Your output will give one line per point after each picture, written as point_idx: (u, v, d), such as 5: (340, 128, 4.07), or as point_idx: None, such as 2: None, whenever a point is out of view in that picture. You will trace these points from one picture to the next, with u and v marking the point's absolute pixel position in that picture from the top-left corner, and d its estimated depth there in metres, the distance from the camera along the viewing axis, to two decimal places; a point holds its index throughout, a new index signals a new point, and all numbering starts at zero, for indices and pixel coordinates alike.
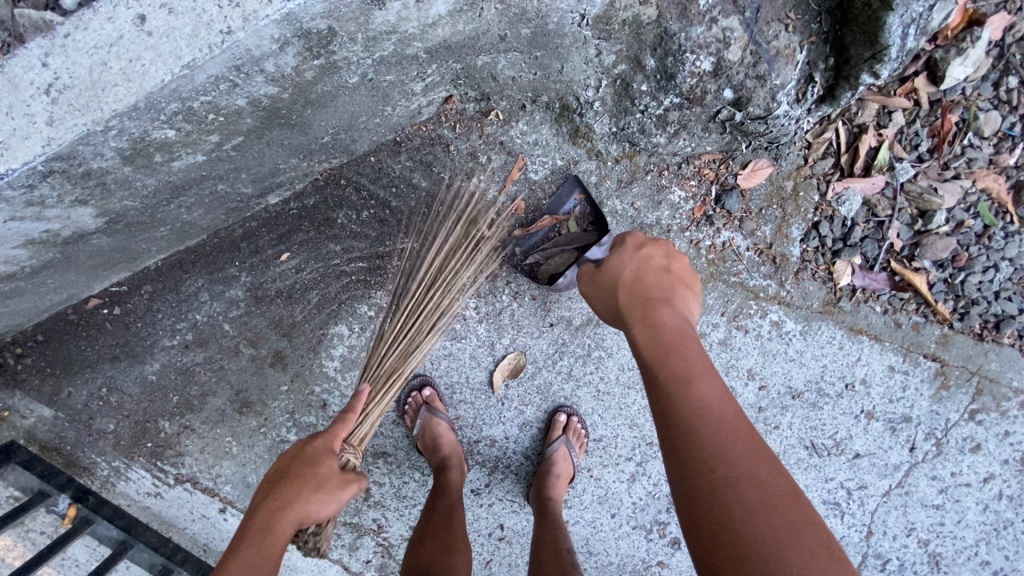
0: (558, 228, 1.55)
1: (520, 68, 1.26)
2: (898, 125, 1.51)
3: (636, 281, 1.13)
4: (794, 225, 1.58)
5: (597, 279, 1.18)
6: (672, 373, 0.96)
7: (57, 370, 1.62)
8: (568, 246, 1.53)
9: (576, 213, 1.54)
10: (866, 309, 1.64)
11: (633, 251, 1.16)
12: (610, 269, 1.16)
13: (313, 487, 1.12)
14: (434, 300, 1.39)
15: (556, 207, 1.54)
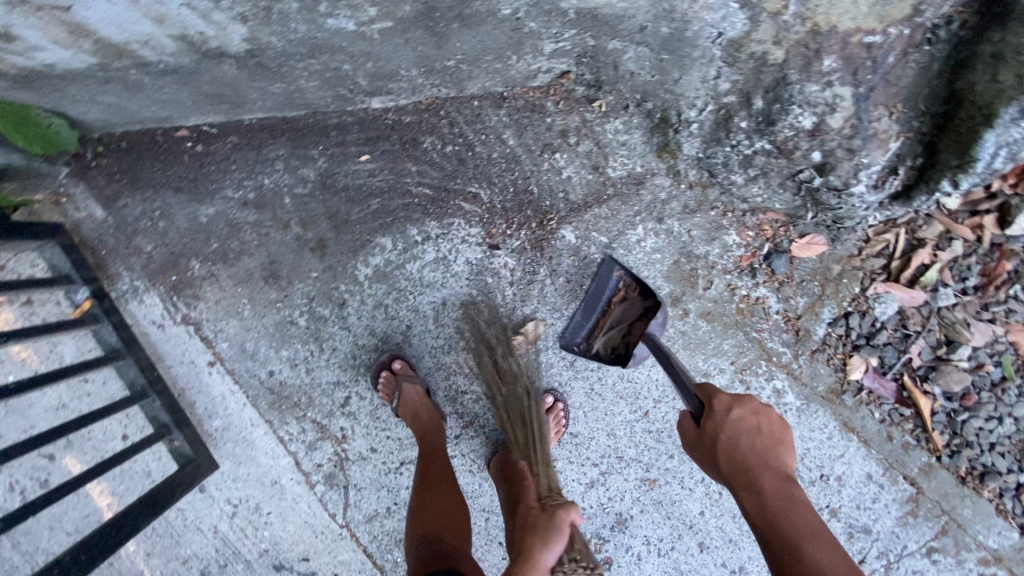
0: (612, 304, 1.64)
1: (643, 65, 1.36)
2: (956, 253, 1.58)
3: (739, 453, 1.09)
4: (826, 307, 1.63)
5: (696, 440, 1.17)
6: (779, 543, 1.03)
7: (124, 180, 1.73)
8: (626, 323, 1.61)
9: (627, 286, 1.61)
10: (865, 411, 1.68)
11: (722, 421, 1.11)
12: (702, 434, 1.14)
13: (540, 519, 1.22)
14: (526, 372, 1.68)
15: (607, 283, 1.63)
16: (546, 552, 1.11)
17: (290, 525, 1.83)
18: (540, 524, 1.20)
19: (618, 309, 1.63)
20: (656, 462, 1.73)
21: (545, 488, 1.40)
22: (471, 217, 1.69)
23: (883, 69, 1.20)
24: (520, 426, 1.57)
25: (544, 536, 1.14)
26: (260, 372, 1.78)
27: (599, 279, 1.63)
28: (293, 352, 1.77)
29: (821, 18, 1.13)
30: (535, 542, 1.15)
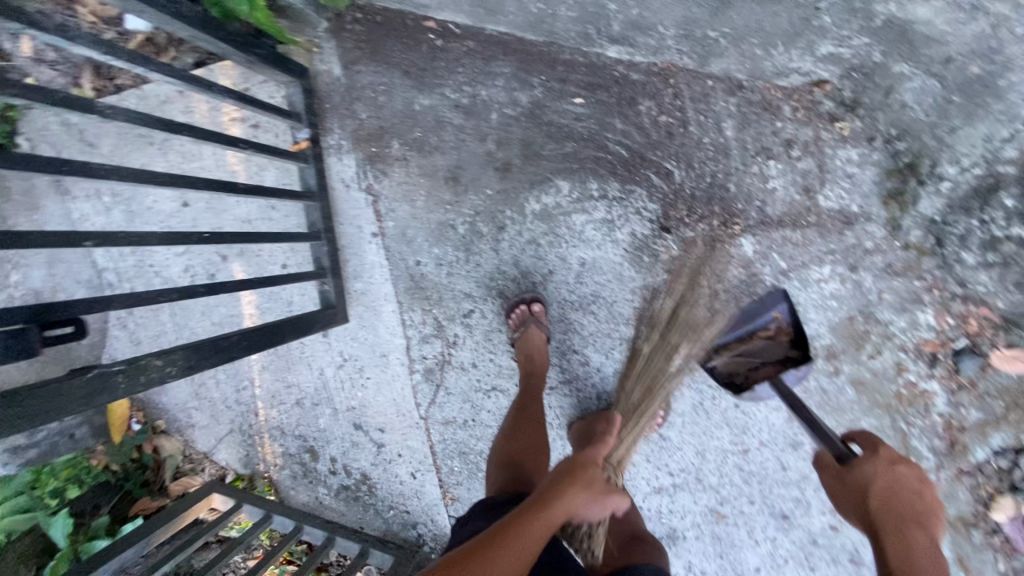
0: (754, 336, 1.50)
1: (922, 103, 1.28)
2: None
3: (890, 503, 1.08)
4: (999, 433, 1.43)
5: (841, 479, 1.14)
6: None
7: (367, 50, 1.90)
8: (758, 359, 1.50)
9: (781, 328, 1.49)
10: (992, 558, 1.48)
11: (883, 465, 1.11)
12: (856, 470, 1.11)
13: (598, 482, 1.17)
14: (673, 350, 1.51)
15: (764, 314, 1.50)
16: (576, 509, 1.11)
17: (380, 396, 2.02)
18: (592, 483, 1.15)
19: (766, 345, 1.49)
20: (733, 499, 1.67)
21: (615, 459, 1.40)
22: (654, 192, 1.67)
23: None
24: (638, 386, 1.52)
25: (587, 498, 1.13)
26: (409, 258, 1.94)
27: (761, 308, 1.50)
28: (443, 252, 1.90)
29: None
30: (576, 494, 1.12)
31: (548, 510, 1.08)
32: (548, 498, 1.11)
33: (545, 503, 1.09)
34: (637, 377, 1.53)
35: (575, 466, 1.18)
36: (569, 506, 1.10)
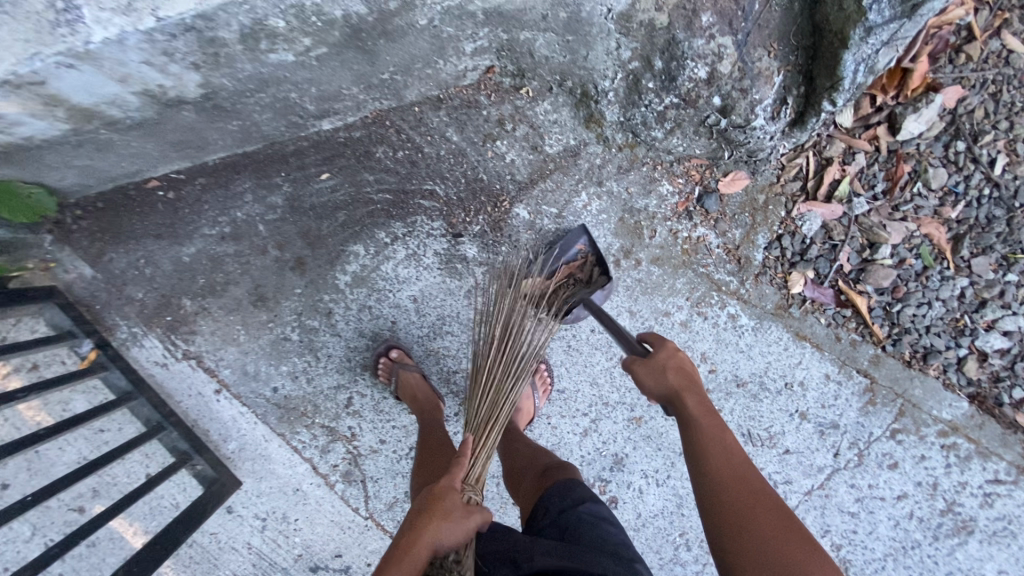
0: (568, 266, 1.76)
1: (554, 49, 1.54)
2: (861, 165, 1.79)
3: (686, 379, 1.32)
4: (760, 233, 1.83)
5: (650, 367, 1.33)
6: (716, 443, 1.21)
7: (106, 236, 1.82)
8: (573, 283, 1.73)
9: (585, 262, 1.76)
10: (813, 319, 1.87)
11: (677, 353, 1.36)
12: (657, 360, 1.34)
13: (461, 508, 1.15)
14: (521, 322, 1.57)
15: (567, 250, 1.76)
16: (437, 539, 1.07)
17: (318, 527, 1.95)
18: (451, 514, 1.12)
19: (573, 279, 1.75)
20: (639, 401, 1.91)
21: (473, 477, 1.36)
22: (432, 212, 1.85)
23: (752, 16, 1.40)
24: (489, 394, 1.50)
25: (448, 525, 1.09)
26: (265, 390, 1.91)
27: (563, 244, 1.76)
28: (292, 365, 1.90)
29: None
30: (436, 527, 1.09)
31: (405, 546, 1.05)
32: (410, 534, 1.07)
33: (411, 526, 1.09)
34: (487, 384, 1.52)
35: (433, 499, 1.15)
36: (419, 540, 1.06)
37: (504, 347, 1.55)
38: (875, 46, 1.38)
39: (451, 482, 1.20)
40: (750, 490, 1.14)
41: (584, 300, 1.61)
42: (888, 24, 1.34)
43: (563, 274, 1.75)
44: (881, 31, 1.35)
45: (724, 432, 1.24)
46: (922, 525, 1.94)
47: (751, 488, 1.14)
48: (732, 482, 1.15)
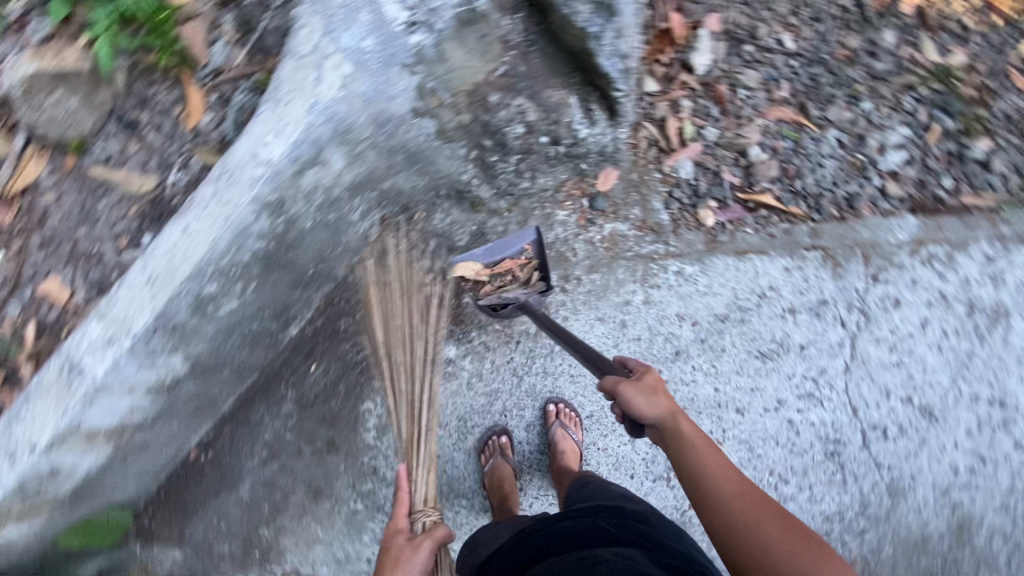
0: (510, 260, 1.98)
1: (413, 179, 1.88)
2: (689, 107, 2.09)
3: (670, 402, 1.36)
4: (654, 200, 2.09)
5: (639, 390, 1.35)
6: (717, 464, 1.26)
7: (178, 517, 2.08)
8: (518, 283, 1.99)
9: (528, 263, 1.99)
10: (742, 234, 2.08)
11: (654, 374, 1.41)
12: (644, 385, 1.36)
13: (407, 546, 1.58)
14: (410, 341, 1.85)
15: (513, 249, 1.97)
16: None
17: None
18: (402, 552, 1.56)
19: (511, 275, 1.99)
20: None
21: (421, 497, 1.72)
22: None
23: (524, 74, 1.76)
24: (404, 417, 1.80)
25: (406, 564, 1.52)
26: (362, 563, 2.08)
27: (512, 241, 1.96)
28: (372, 530, 2.09)
29: (465, 84, 1.68)
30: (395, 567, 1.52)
31: None
32: None
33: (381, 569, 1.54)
34: (397, 398, 1.81)
35: (388, 547, 1.59)
36: None
37: (400, 376, 1.82)
38: (611, 43, 1.66)
39: (399, 525, 1.65)
40: (757, 508, 1.19)
41: (522, 305, 1.89)
42: (607, 26, 1.62)
43: (504, 266, 1.99)
44: (608, 32, 1.63)
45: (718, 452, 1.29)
46: (963, 335, 2.04)
47: (760, 507, 1.20)
48: (741, 503, 1.20)
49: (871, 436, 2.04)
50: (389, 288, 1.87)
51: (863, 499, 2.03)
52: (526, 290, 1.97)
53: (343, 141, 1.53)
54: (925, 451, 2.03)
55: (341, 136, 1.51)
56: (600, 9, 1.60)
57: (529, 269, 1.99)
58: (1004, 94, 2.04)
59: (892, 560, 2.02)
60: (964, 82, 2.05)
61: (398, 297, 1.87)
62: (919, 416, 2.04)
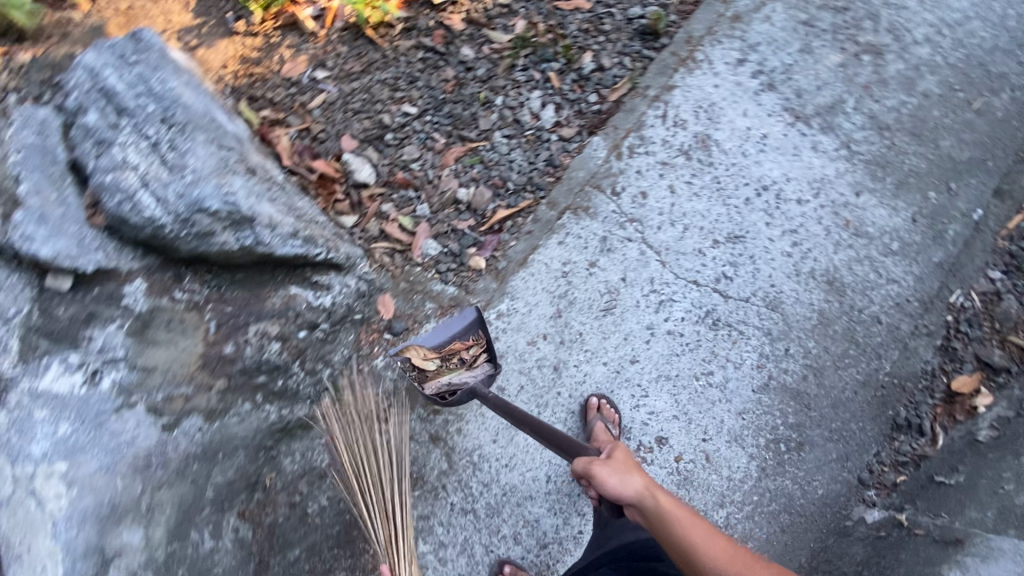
0: (454, 346, 1.99)
1: (228, 466, 1.74)
2: (391, 206, 2.26)
3: (644, 478, 1.60)
4: (433, 286, 2.20)
5: (614, 469, 1.58)
6: (700, 535, 1.48)
7: None
8: (464, 364, 1.98)
9: (477, 344, 1.99)
10: (512, 248, 2.27)
11: (622, 450, 1.65)
12: (618, 465, 1.60)
13: None
14: (367, 440, 1.85)
15: (458, 332, 1.98)
16: None
17: None
18: None
19: (459, 356, 1.98)
20: (564, 402, 2.16)
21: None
22: None
23: (236, 309, 1.73)
24: (376, 511, 1.79)
25: None
26: None
27: (460, 326, 1.98)
28: None
29: (190, 366, 1.63)
30: None
31: None
32: None
33: None
34: (370, 489, 1.81)
35: None
36: None
37: (366, 487, 1.81)
38: (275, 240, 1.71)
39: None
40: (741, 560, 1.46)
41: (472, 390, 1.86)
42: (256, 235, 1.67)
43: (450, 350, 1.99)
44: (262, 237, 1.68)
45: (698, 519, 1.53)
46: (700, 174, 2.38)
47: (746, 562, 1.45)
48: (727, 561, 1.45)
49: (722, 287, 2.27)
50: (333, 408, 1.88)
51: (763, 330, 2.23)
52: (470, 372, 1.95)
53: (116, 514, 1.50)
54: (759, 262, 2.30)
55: (110, 512, 1.49)
56: (240, 228, 1.63)
57: (479, 351, 1.99)
58: (563, 28, 2.54)
59: (820, 347, 2.23)
60: (536, 43, 2.51)
61: (347, 412, 1.87)
62: (731, 244, 2.31)
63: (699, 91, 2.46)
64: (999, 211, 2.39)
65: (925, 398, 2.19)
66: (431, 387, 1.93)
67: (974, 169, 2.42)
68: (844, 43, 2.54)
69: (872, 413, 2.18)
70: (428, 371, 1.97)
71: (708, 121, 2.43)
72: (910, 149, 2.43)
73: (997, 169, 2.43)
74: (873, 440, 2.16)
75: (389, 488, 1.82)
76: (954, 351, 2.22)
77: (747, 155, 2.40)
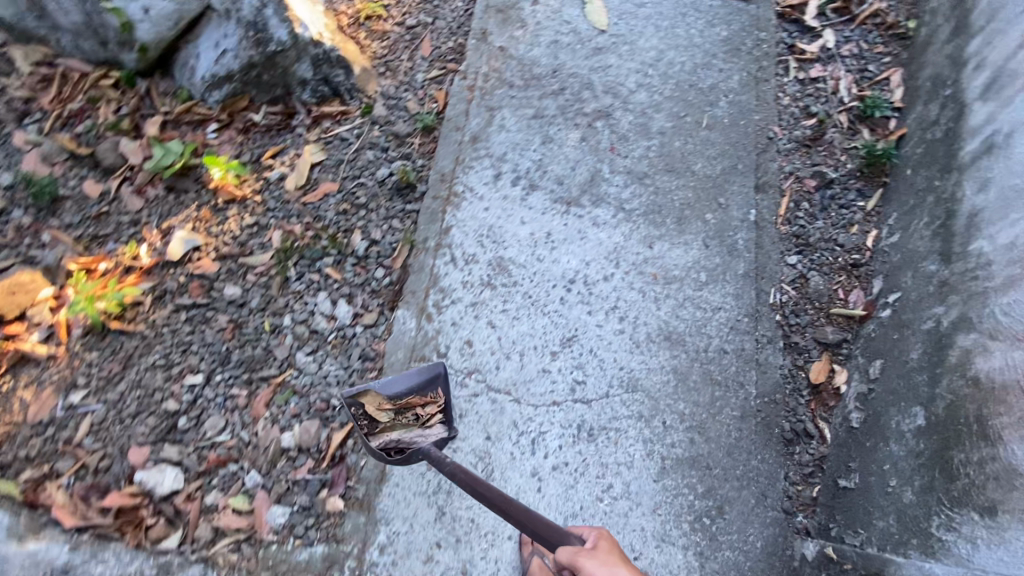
0: (411, 405, 1.96)
1: None
2: (215, 494, 2.00)
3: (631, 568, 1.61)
4: (298, 557, 1.94)
5: (599, 562, 1.59)
6: None
7: None
8: (420, 422, 1.94)
9: (433, 403, 1.98)
10: (364, 469, 2.06)
11: (607, 538, 1.70)
12: (603, 554, 1.62)
13: None
14: None
15: (418, 385, 1.99)
16: None
17: None
18: None
19: (414, 412, 1.96)
20: None
21: None
22: None
23: None
24: None
25: None
26: None
27: (422, 377, 2.00)
28: None
29: None
30: None
31: None
32: None
33: None
34: None
35: None
36: None
37: None
38: None
39: None
40: None
41: (425, 453, 1.83)
42: None
43: (407, 404, 1.96)
44: None
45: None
46: (510, 297, 2.35)
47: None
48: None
49: (581, 395, 2.22)
50: None
51: (635, 416, 2.20)
52: (423, 431, 1.91)
53: None
54: (601, 352, 2.29)
55: None
56: None
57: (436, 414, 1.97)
58: (320, 220, 2.46)
59: (691, 405, 2.23)
60: (299, 247, 2.39)
61: None
62: (569, 349, 2.29)
63: (474, 222, 2.48)
64: (769, 202, 2.58)
65: (798, 400, 2.27)
66: (380, 441, 1.87)
67: (731, 176, 2.63)
68: (575, 120, 2.70)
69: (763, 441, 2.21)
70: (380, 423, 1.92)
71: (495, 245, 2.45)
72: (673, 185, 2.60)
73: (749, 166, 2.65)
74: (778, 465, 2.18)
75: None
76: (798, 345, 2.34)
77: (543, 259, 2.44)
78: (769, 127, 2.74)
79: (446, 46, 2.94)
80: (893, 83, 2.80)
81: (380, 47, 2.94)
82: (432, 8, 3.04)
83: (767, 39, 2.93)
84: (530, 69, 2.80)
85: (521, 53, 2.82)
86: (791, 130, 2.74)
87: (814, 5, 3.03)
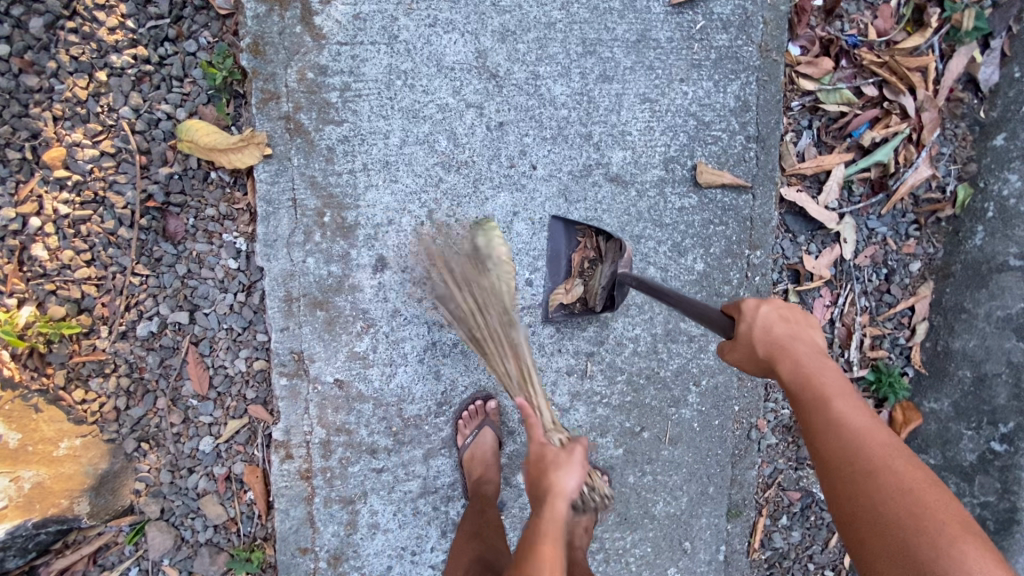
0: (574, 256, 1.70)
1: None
2: None
3: (790, 342, 1.14)
4: None
5: (738, 340, 1.17)
6: (831, 410, 1.07)
7: None
8: (598, 257, 1.66)
9: (588, 237, 1.69)
10: None
11: (759, 303, 1.17)
12: (762, 330, 1.14)
13: (562, 457, 1.12)
14: (487, 283, 1.47)
15: (566, 246, 1.70)
16: (568, 477, 1.09)
17: None
18: (554, 459, 1.12)
19: (588, 261, 1.68)
20: None
21: (548, 421, 1.27)
22: None
23: None
24: (510, 356, 1.40)
25: (561, 462, 1.11)
26: None
27: (560, 242, 1.69)
28: None
29: None
30: (553, 477, 1.08)
31: (551, 499, 1.06)
32: (549, 504, 1.06)
33: (544, 502, 1.07)
34: (495, 340, 1.43)
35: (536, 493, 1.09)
36: (560, 490, 1.07)
37: (501, 350, 1.42)
38: None
39: (540, 442, 1.15)
40: (892, 461, 1.01)
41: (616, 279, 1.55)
42: None
43: (574, 262, 1.70)
44: None
45: (848, 431, 1.05)
46: None
47: (953, 523, 0.94)
48: (911, 505, 0.96)
49: None
50: (467, 267, 1.50)
51: None
52: (606, 261, 1.62)
53: None
54: None
55: None
56: None
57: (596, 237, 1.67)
58: None
59: None
60: None
61: (501, 314, 1.43)
62: None
63: None
64: (743, 529, 2.01)
65: None
66: (601, 303, 1.64)
67: (699, 506, 1.97)
68: None
69: None
70: (586, 296, 1.69)
71: None
72: (626, 542, 1.93)
73: (721, 485, 1.98)
74: None
75: (506, 326, 1.42)
76: None
77: None
78: (753, 422, 1.97)
79: (234, 369, 1.62)
80: (917, 315, 1.98)
81: (107, 392, 1.58)
82: (179, 285, 1.58)
83: (764, 263, 1.85)
84: (398, 412, 1.66)
85: (377, 386, 1.64)
86: (777, 415, 2.02)
87: (838, 175, 1.87)
